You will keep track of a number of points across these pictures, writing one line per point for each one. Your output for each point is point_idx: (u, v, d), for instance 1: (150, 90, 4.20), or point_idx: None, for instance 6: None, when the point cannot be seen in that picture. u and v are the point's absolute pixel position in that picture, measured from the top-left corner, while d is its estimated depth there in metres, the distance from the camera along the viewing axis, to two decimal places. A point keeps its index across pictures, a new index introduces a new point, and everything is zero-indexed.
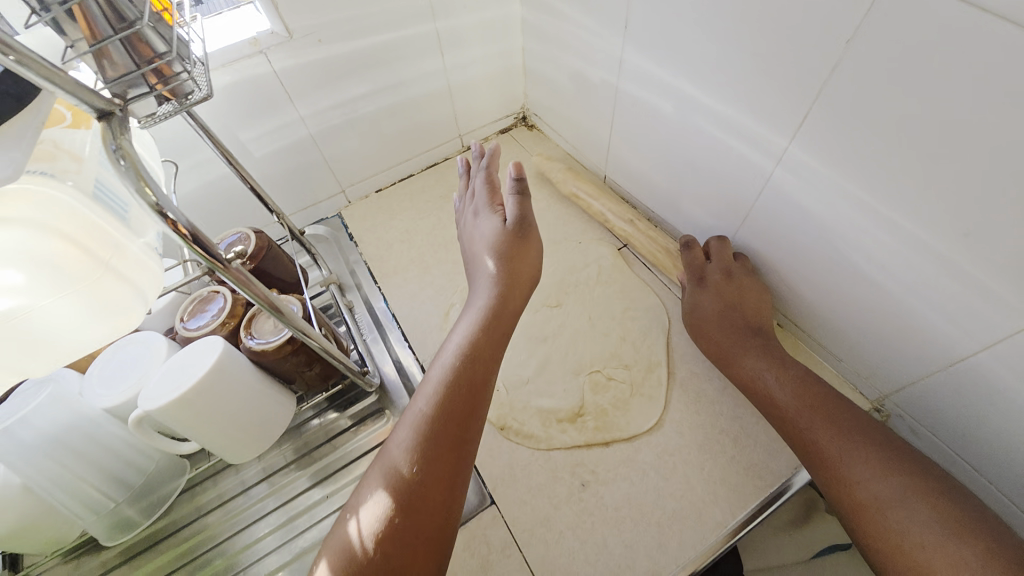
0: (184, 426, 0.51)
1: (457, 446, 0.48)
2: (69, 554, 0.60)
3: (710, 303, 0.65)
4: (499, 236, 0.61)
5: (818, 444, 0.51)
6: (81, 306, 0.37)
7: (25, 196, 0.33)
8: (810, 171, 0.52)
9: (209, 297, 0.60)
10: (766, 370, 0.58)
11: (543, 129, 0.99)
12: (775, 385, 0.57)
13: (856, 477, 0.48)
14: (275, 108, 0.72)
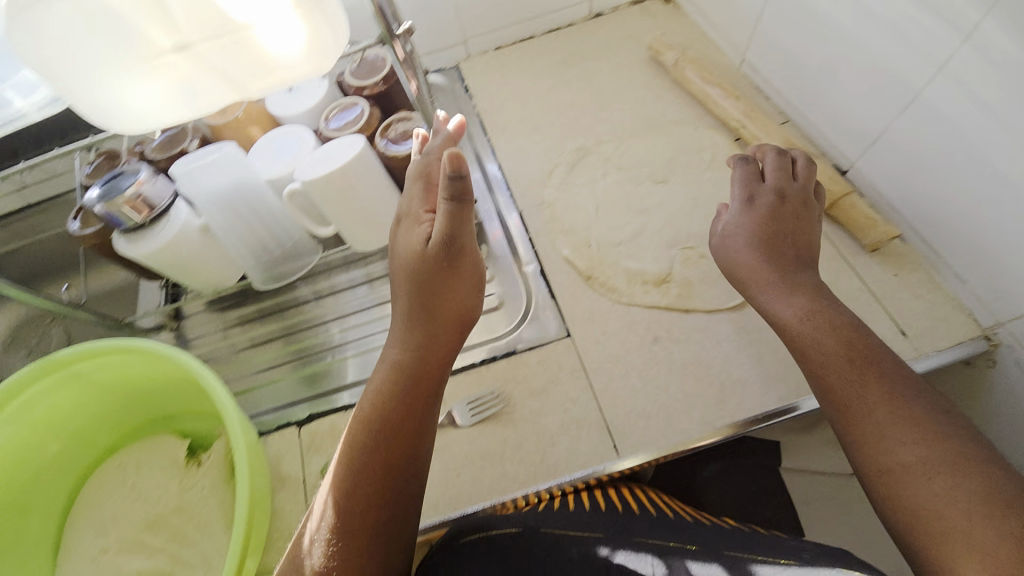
0: (325, 203, 0.60)
1: (405, 434, 0.50)
2: (212, 305, 0.77)
3: (758, 234, 0.58)
4: (416, 262, 0.54)
5: (846, 398, 0.46)
6: (285, 38, 0.44)
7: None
8: (1006, 44, 0.47)
9: (348, 104, 0.65)
10: (807, 312, 0.51)
11: (681, 4, 0.91)
12: (814, 328, 0.50)
13: (884, 438, 0.43)
14: None
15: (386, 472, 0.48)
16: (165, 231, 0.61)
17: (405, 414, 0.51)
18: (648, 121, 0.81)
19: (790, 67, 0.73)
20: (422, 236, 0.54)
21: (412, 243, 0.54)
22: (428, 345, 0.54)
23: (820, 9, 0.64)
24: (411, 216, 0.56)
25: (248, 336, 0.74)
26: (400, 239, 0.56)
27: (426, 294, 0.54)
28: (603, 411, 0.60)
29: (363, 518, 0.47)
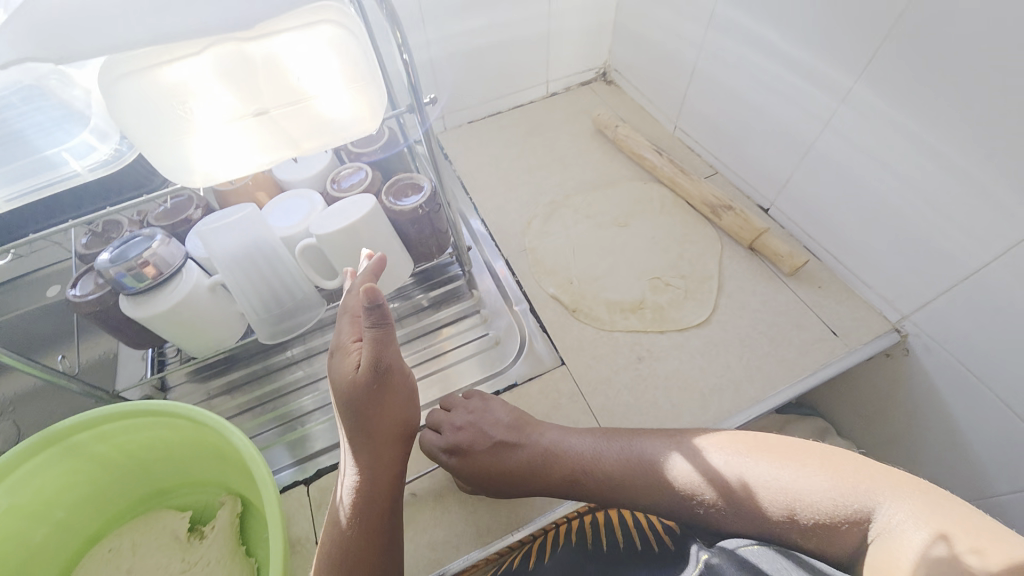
0: (340, 253, 0.65)
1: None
2: (196, 374, 0.80)
3: (507, 415, 0.62)
4: (350, 392, 0.53)
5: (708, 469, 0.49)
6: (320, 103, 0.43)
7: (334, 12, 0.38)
8: (868, 107, 0.63)
9: (353, 170, 0.73)
10: (594, 448, 0.56)
11: (620, 84, 1.10)
12: (605, 456, 0.55)
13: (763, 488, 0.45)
14: (410, 28, 0.85)
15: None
16: (177, 291, 0.63)
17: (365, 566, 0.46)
18: (606, 177, 0.94)
19: (714, 131, 0.90)
20: (352, 365, 0.54)
21: (344, 378, 0.53)
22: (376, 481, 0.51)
23: (731, 86, 0.82)
24: (340, 348, 0.55)
25: (238, 402, 0.77)
26: (333, 370, 0.55)
27: (365, 427, 0.53)
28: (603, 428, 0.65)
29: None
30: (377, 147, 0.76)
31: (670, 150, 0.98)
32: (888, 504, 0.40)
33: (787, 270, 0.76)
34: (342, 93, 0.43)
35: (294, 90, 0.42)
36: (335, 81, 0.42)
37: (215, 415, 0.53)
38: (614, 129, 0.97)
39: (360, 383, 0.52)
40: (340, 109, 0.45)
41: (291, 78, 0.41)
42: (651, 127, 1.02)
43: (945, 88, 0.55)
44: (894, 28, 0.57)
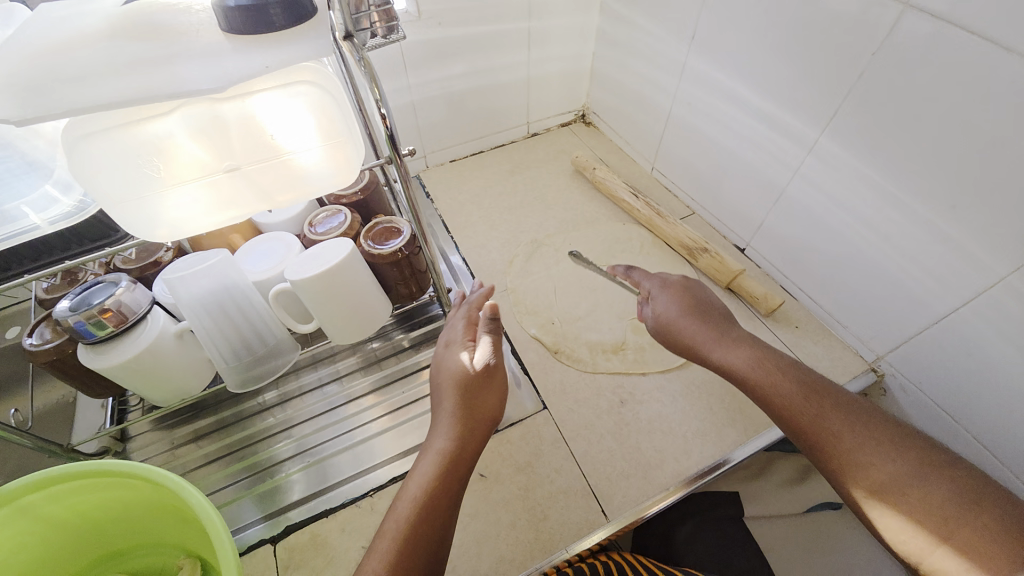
0: (316, 298, 0.63)
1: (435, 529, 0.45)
2: (161, 421, 0.76)
3: (677, 300, 0.62)
4: (462, 376, 0.55)
5: (802, 420, 0.49)
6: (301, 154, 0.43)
7: (312, 73, 0.40)
8: (835, 156, 0.66)
9: (333, 212, 0.73)
10: (752, 360, 0.54)
11: (598, 126, 1.14)
12: (765, 373, 0.53)
13: (848, 445, 0.46)
14: (392, 73, 0.87)
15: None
16: (142, 339, 0.61)
17: (432, 535, 0.45)
18: (586, 217, 0.95)
19: (688, 173, 0.93)
20: (464, 361, 0.57)
21: (454, 367, 0.56)
22: (461, 455, 0.51)
23: (705, 132, 0.85)
24: (448, 331, 0.62)
25: (206, 450, 0.73)
26: (440, 366, 0.58)
27: (464, 404, 0.54)
28: (586, 476, 0.64)
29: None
30: (357, 188, 0.76)
31: (648, 190, 1.00)
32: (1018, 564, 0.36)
33: (764, 311, 0.77)
34: (320, 151, 0.44)
35: (274, 147, 0.42)
36: (314, 135, 0.43)
37: (173, 473, 0.49)
38: (592, 170, 0.99)
39: (475, 365, 0.56)
40: (320, 166, 0.45)
41: (269, 135, 0.41)
42: (628, 167, 1.05)
43: (906, 141, 0.57)
44: (855, 86, 0.60)
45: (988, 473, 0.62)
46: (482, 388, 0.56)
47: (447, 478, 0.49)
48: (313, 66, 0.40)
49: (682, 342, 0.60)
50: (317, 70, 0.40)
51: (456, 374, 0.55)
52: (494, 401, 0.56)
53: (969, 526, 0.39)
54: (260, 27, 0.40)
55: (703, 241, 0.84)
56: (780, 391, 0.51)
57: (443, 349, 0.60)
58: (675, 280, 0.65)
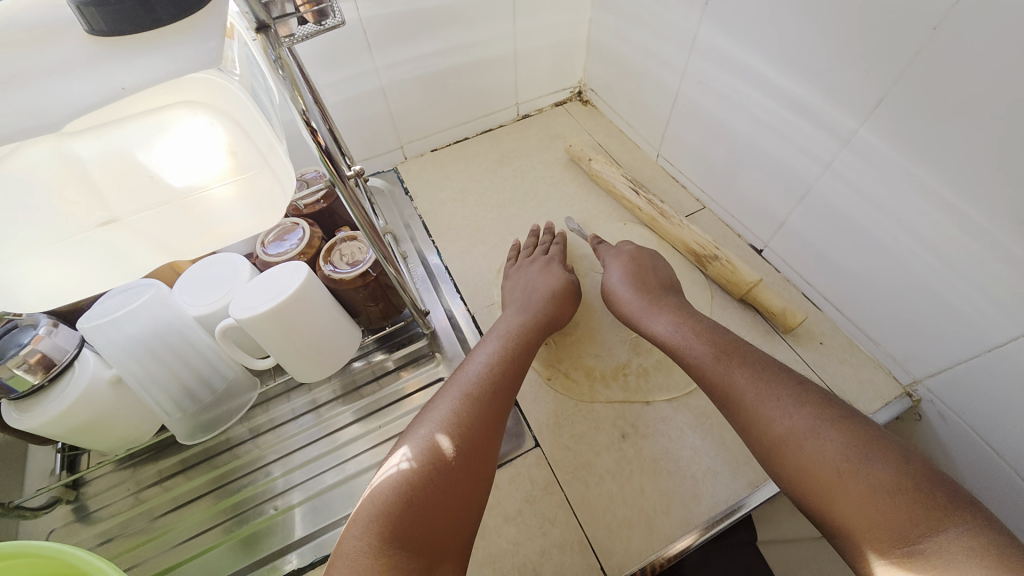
0: (268, 338, 0.54)
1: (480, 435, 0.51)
2: (121, 462, 0.65)
3: (637, 267, 0.69)
4: (564, 288, 0.70)
5: (715, 376, 0.52)
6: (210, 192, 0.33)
7: (207, 87, 0.30)
8: (876, 153, 0.55)
9: (289, 228, 0.63)
10: (675, 324, 0.59)
11: (597, 105, 1.01)
12: (683, 337, 0.57)
13: (749, 399, 0.49)
14: (355, 55, 0.75)
15: (482, 445, 0.51)
16: (70, 390, 0.52)
17: (495, 389, 0.55)
18: (584, 215, 0.85)
19: (699, 162, 0.82)
20: (558, 277, 0.71)
21: (557, 281, 0.71)
22: (523, 341, 0.62)
23: (718, 116, 0.74)
24: (523, 261, 0.75)
25: (171, 495, 0.63)
26: (530, 276, 0.72)
27: (532, 307, 0.67)
28: (584, 526, 0.57)
29: (454, 485, 0.47)
30: (318, 196, 0.65)
31: (653, 181, 0.89)
32: (956, 525, 0.35)
33: (783, 327, 0.69)
34: (225, 188, 0.33)
35: (161, 187, 0.32)
36: (216, 169, 0.32)
37: (92, 558, 0.42)
38: (588, 161, 0.88)
39: (551, 283, 0.70)
40: (231, 205, 0.35)
41: (152, 173, 0.31)
42: (631, 154, 0.94)
43: (969, 139, 0.46)
44: (908, 69, 0.49)
45: None
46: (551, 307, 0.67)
47: (514, 352, 0.60)
48: (203, 76, 0.29)
49: (623, 308, 0.66)
50: (203, 81, 0.30)
51: (535, 276, 0.72)
52: (561, 313, 0.68)
53: (852, 472, 0.40)
54: (131, 23, 0.28)
55: (714, 246, 0.74)
56: (693, 354, 0.55)
57: (513, 266, 0.76)
58: (630, 250, 0.72)
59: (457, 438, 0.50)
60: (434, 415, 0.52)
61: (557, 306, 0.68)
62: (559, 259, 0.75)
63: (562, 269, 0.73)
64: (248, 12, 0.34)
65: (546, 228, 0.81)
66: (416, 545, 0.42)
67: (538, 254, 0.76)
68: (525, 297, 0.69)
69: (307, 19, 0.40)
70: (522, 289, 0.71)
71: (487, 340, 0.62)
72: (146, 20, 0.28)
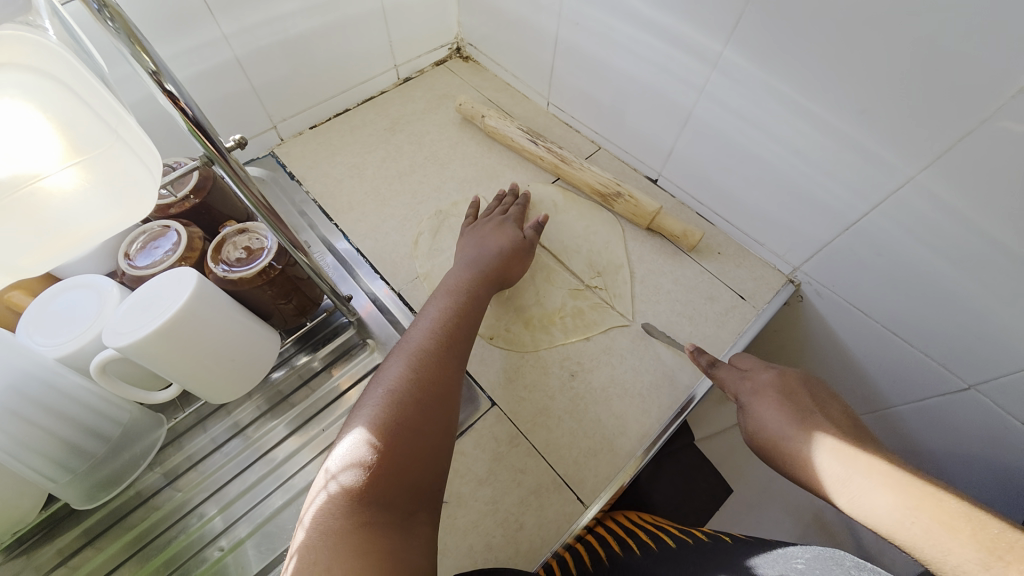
0: (166, 362, 0.46)
1: (438, 391, 0.49)
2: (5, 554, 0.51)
3: (801, 399, 0.55)
4: (516, 251, 0.68)
5: (806, 454, 0.50)
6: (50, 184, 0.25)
7: (17, 46, 0.23)
8: (743, 71, 0.60)
9: (157, 233, 0.53)
10: (869, 487, 0.44)
11: (478, 60, 0.99)
12: (889, 507, 0.42)
13: (849, 480, 0.45)
14: (192, 21, 0.63)
15: (445, 392, 0.50)
16: None
17: (451, 338, 0.54)
18: (490, 172, 0.84)
19: (589, 105, 0.84)
20: (509, 236, 0.69)
21: (505, 241, 0.68)
22: (471, 293, 0.61)
23: (601, 57, 0.76)
24: (479, 221, 0.73)
25: (83, 572, 0.51)
26: (485, 238, 0.69)
27: (482, 262, 0.65)
28: (554, 466, 0.59)
29: (424, 434, 0.46)
30: (186, 190, 0.56)
31: (548, 130, 0.90)
32: None
33: (686, 247, 0.76)
34: (68, 176, 0.26)
35: None
36: (54, 152, 0.25)
37: None
38: (482, 118, 0.86)
39: (500, 238, 0.69)
40: (77, 199, 0.27)
41: None
42: (523, 105, 0.93)
43: (818, 44, 0.52)
44: None
45: (898, 359, 0.66)
46: (502, 264, 0.66)
47: (470, 305, 0.59)
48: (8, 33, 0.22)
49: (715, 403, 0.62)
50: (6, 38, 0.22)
51: (486, 235, 0.70)
52: (511, 264, 0.67)
53: None
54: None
55: (615, 183, 0.78)
56: (787, 434, 0.52)
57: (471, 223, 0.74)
58: (770, 379, 0.58)
59: (423, 387, 0.48)
60: (391, 365, 0.51)
61: (508, 263, 0.66)
62: (512, 221, 0.73)
63: (514, 229, 0.71)
64: None
65: (510, 188, 0.78)
66: (392, 492, 0.42)
67: (494, 215, 0.73)
68: (476, 254, 0.66)
69: None
70: (473, 247, 0.68)
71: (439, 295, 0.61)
72: None
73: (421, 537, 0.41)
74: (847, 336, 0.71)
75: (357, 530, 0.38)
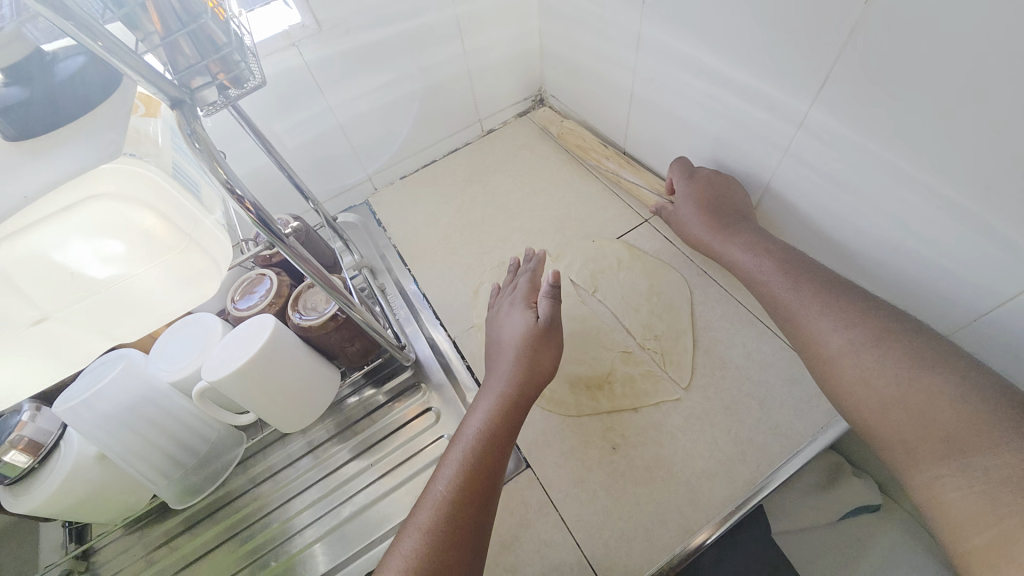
0: (244, 395, 0.54)
1: (457, 548, 0.45)
2: (133, 524, 0.64)
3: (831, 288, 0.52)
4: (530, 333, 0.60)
5: (788, 302, 0.54)
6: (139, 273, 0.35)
7: (127, 177, 0.33)
8: (832, 133, 0.53)
9: (256, 280, 0.64)
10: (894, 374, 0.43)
11: (560, 110, 1.01)
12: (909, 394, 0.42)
13: (818, 333, 0.50)
14: (306, 99, 0.75)
15: (466, 545, 0.45)
16: (58, 469, 0.52)
17: (475, 474, 0.50)
18: (556, 223, 0.85)
19: (666, 158, 0.81)
20: (529, 317, 0.63)
21: (521, 325, 0.62)
22: (504, 413, 0.55)
23: (676, 112, 0.72)
24: (499, 305, 0.69)
25: (181, 553, 0.62)
26: (507, 327, 0.64)
27: (504, 362, 0.59)
28: (581, 546, 0.56)
29: (457, 571, 0.44)
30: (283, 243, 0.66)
31: None
32: None
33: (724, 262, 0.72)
34: (153, 270, 0.36)
35: (86, 278, 0.33)
36: (142, 252, 0.35)
37: None
38: (554, 124, 0.96)
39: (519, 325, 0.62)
40: (160, 283, 0.37)
41: (72, 269, 0.33)
42: None
43: (922, 110, 0.44)
44: (846, 47, 0.47)
45: None
46: (530, 359, 0.58)
47: (504, 417, 0.54)
48: (119, 168, 0.32)
49: (677, 219, 0.72)
50: (119, 173, 0.32)
51: (504, 318, 0.65)
52: (538, 358, 0.59)
53: None
54: (43, 122, 0.35)
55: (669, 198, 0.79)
56: (773, 288, 0.57)
57: (494, 306, 0.71)
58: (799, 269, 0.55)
59: (444, 545, 0.45)
60: (424, 509, 0.48)
61: (536, 356, 0.59)
62: (523, 298, 0.67)
63: (524, 309, 0.64)
64: (157, 92, 0.35)
65: (527, 256, 0.76)
66: None
67: (508, 295, 0.69)
68: (501, 352, 0.62)
69: (226, 87, 0.42)
70: (494, 340, 0.64)
71: (483, 398, 0.57)
72: (54, 116, 0.35)
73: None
74: None
75: None
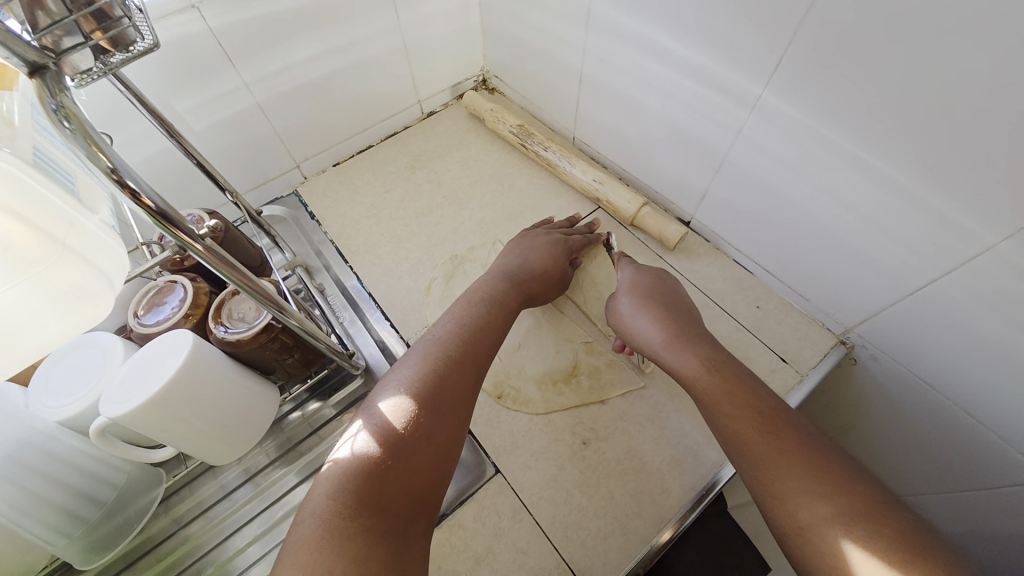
0: (159, 429, 0.45)
1: (453, 399, 0.46)
2: None
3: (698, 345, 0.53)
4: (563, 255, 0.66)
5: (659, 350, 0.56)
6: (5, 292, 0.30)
7: None
8: (785, 116, 0.54)
9: (165, 289, 0.54)
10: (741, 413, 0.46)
11: (503, 92, 0.96)
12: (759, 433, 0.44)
13: (789, 492, 0.40)
14: (214, 72, 0.63)
15: (460, 396, 0.46)
16: None
17: (475, 343, 0.51)
18: (507, 210, 0.81)
19: (616, 141, 0.79)
20: (562, 242, 0.68)
21: (556, 245, 0.67)
22: (504, 302, 0.57)
23: (628, 94, 0.71)
24: (536, 231, 0.70)
25: None
26: (534, 242, 0.67)
27: (523, 268, 0.62)
28: (558, 548, 0.54)
29: (450, 413, 0.45)
30: None
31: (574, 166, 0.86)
32: None
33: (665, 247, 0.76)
34: (19, 288, 0.30)
35: None
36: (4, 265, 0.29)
37: None
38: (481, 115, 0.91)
39: (550, 251, 0.66)
40: (28, 301, 0.31)
41: None
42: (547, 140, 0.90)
43: (873, 93, 0.45)
44: (801, 29, 0.47)
45: (969, 441, 0.56)
46: (535, 272, 0.63)
47: (510, 297, 0.58)
48: None
49: (613, 313, 0.64)
50: None
51: (533, 235, 0.69)
52: (552, 281, 0.64)
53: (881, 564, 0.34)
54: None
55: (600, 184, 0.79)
56: (668, 349, 0.55)
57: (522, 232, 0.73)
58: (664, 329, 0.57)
59: (437, 391, 0.45)
60: (412, 360, 0.48)
61: (546, 275, 0.63)
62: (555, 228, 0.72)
63: (558, 235, 0.69)
64: (9, 56, 0.28)
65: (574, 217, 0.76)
66: (387, 501, 0.39)
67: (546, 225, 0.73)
68: (518, 258, 0.64)
69: (102, 48, 0.34)
70: (515, 251, 0.66)
71: (478, 287, 0.59)
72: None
73: (419, 545, 0.39)
74: (909, 412, 0.61)
75: (347, 535, 0.35)
